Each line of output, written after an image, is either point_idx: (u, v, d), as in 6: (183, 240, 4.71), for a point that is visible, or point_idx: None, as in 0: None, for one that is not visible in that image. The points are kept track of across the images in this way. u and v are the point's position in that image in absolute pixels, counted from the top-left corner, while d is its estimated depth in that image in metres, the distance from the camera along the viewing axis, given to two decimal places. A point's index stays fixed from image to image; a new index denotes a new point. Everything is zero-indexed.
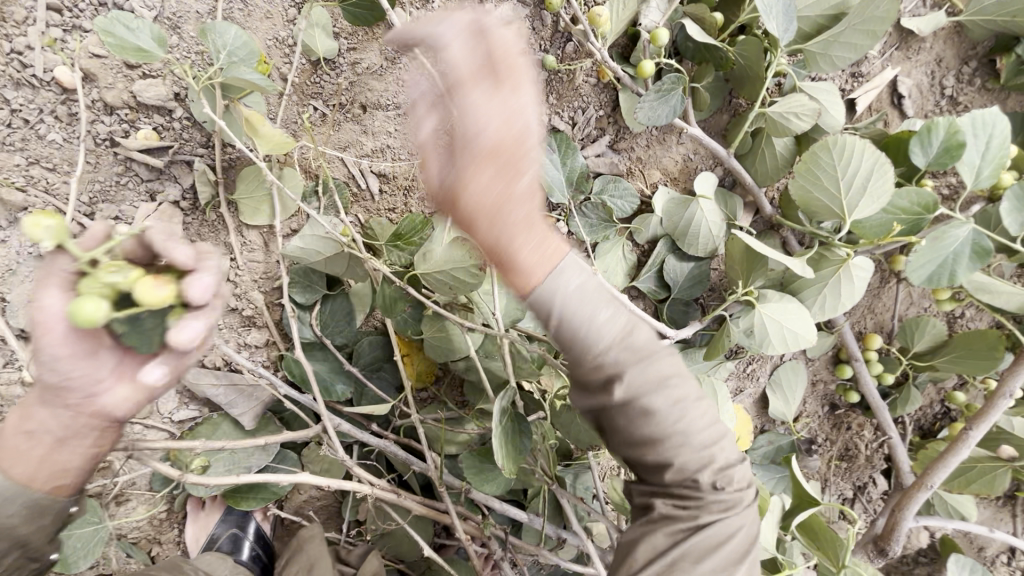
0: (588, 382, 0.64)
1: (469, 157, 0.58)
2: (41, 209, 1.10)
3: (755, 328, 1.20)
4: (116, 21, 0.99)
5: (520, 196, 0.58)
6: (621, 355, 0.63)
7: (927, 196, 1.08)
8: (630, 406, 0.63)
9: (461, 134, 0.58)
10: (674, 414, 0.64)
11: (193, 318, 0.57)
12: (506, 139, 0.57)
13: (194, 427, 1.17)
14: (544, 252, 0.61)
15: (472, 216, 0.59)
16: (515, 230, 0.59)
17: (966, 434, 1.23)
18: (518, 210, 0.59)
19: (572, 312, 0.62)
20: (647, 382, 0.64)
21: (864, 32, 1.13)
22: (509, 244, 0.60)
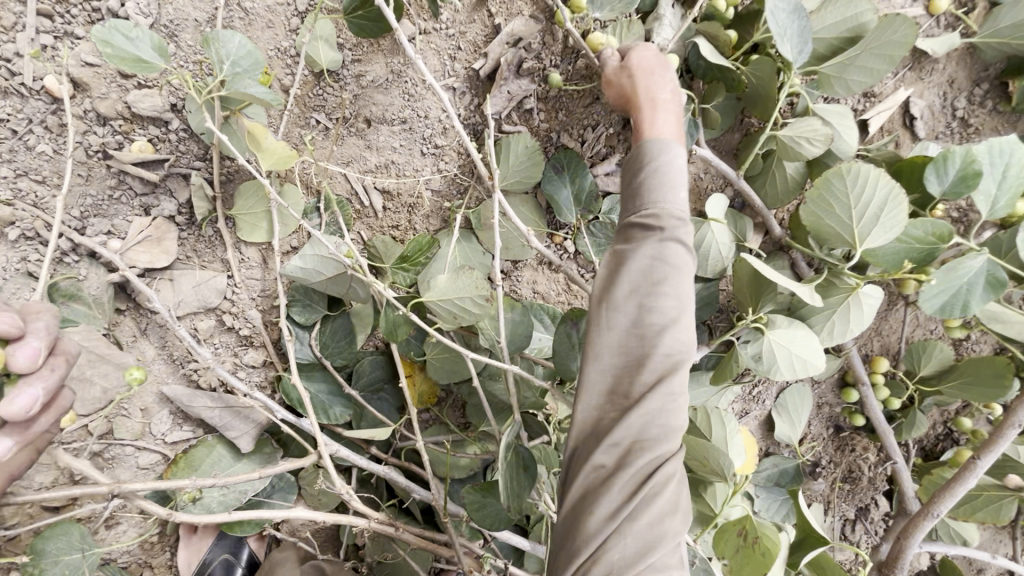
0: (637, 227, 0.80)
1: (640, 68, 0.94)
2: (29, 223, 1.04)
3: (763, 355, 1.17)
4: (114, 30, 0.95)
5: (662, 100, 0.89)
6: (677, 220, 0.79)
7: (942, 227, 1.06)
8: (652, 272, 0.78)
9: (637, 63, 0.96)
10: (672, 315, 0.77)
11: (30, 385, 0.69)
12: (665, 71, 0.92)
13: (189, 449, 1.13)
14: (665, 126, 0.86)
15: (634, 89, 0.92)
16: (657, 99, 0.89)
17: (973, 463, 1.22)
18: (667, 90, 0.90)
19: (663, 168, 0.81)
20: (673, 263, 0.78)
21: (882, 57, 1.12)
22: (651, 103, 0.89)
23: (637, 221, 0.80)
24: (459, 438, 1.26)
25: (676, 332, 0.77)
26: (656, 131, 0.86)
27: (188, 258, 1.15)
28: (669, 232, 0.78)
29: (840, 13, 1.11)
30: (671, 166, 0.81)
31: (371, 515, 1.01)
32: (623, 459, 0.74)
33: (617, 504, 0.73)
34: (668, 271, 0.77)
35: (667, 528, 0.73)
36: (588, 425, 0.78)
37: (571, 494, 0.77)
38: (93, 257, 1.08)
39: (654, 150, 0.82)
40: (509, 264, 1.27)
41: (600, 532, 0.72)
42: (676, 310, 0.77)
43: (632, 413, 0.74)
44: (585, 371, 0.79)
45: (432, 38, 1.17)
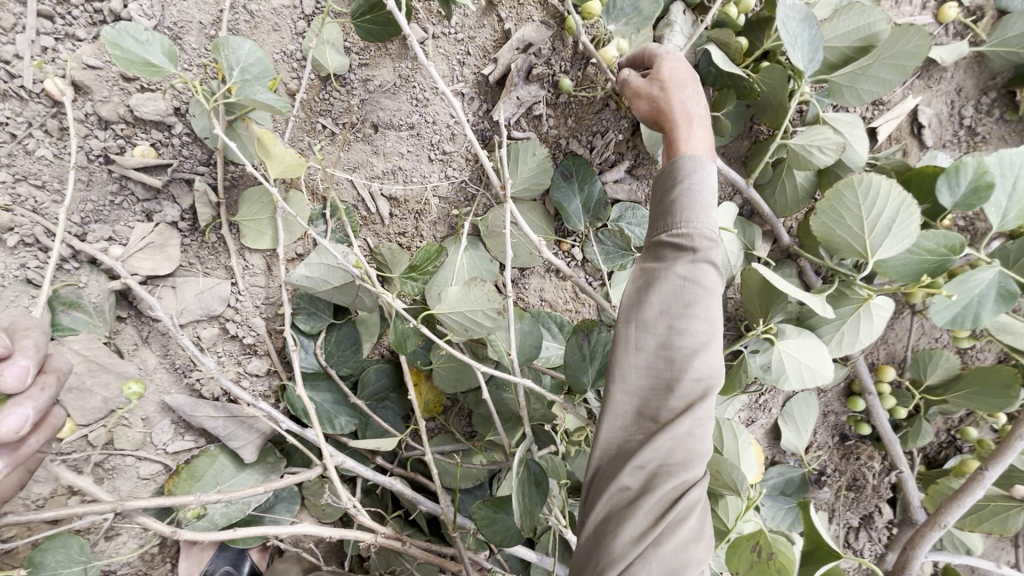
0: (669, 246, 0.81)
1: (673, 74, 0.92)
2: (28, 229, 1.01)
3: (773, 365, 1.16)
4: (125, 33, 0.93)
5: (696, 114, 0.89)
6: (710, 241, 0.80)
7: (955, 238, 1.05)
8: (684, 294, 0.78)
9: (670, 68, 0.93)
10: (702, 339, 0.77)
11: (21, 404, 0.68)
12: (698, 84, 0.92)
13: (191, 460, 1.11)
14: (700, 143, 0.86)
15: (665, 102, 0.91)
16: (689, 114, 0.88)
17: (981, 474, 1.22)
18: (700, 105, 0.90)
19: (698, 189, 0.81)
20: (705, 286, 0.78)
21: (895, 66, 1.10)
22: (683, 118, 0.88)
23: (669, 241, 0.81)
24: (466, 447, 1.25)
25: (706, 356, 0.77)
26: (689, 149, 0.86)
27: (191, 265, 1.13)
28: (701, 253, 0.79)
29: (852, 22, 1.11)
30: (704, 185, 0.81)
31: (378, 528, 1.00)
32: (648, 483, 0.73)
33: (642, 529, 0.72)
34: (700, 294, 0.78)
35: (691, 555, 0.72)
36: (613, 445, 0.78)
37: (593, 517, 0.76)
38: (93, 264, 1.06)
39: (688, 168, 0.82)
40: (516, 272, 1.26)
41: (624, 557, 0.71)
42: (707, 335, 0.78)
43: (660, 436, 0.74)
44: (612, 390, 0.79)
45: (441, 42, 1.15)
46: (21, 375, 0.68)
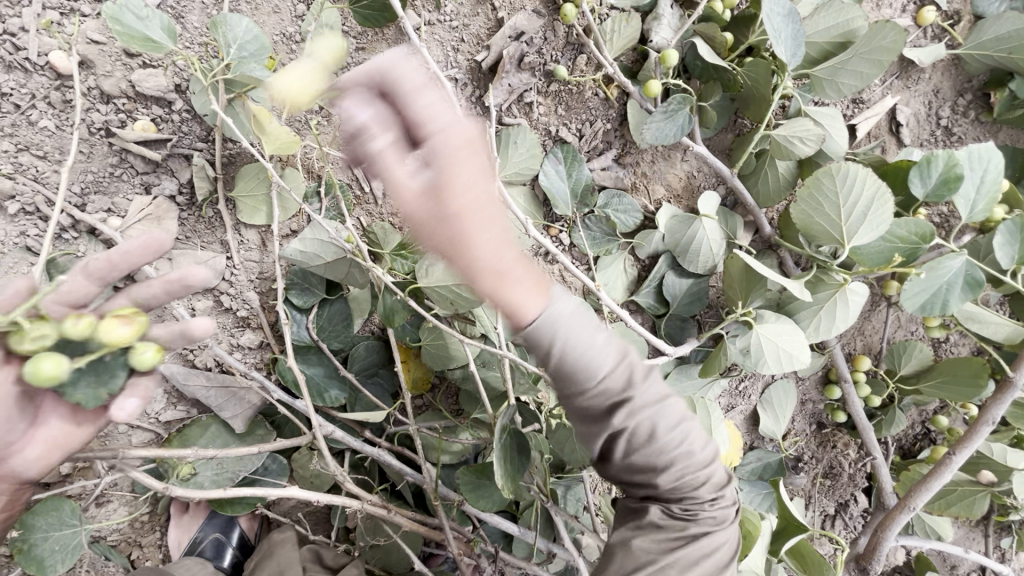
0: (594, 407, 0.70)
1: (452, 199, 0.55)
2: (29, 197, 1.05)
3: (751, 348, 1.21)
4: (125, 9, 0.96)
5: (499, 238, 0.59)
6: (631, 379, 0.70)
7: (924, 226, 1.10)
8: (634, 426, 0.70)
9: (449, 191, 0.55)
10: (677, 439, 0.73)
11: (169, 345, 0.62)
12: (485, 203, 0.57)
13: (184, 427, 1.14)
14: (528, 285, 0.63)
15: (463, 249, 0.57)
16: (514, 268, 0.61)
17: (948, 458, 1.26)
18: (505, 242, 0.59)
19: (575, 345, 0.67)
20: (652, 406, 0.71)
21: (872, 61, 1.14)
22: (507, 280, 0.61)
23: (592, 406, 0.70)
24: (452, 424, 1.28)
25: (671, 437, 0.72)
26: (526, 313, 0.64)
27: (187, 238, 1.16)
28: (629, 391, 0.70)
29: (833, 18, 1.14)
30: (574, 348, 0.67)
31: (365, 495, 1.06)
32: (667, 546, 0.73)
33: None
34: (646, 408, 0.71)
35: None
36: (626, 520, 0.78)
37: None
38: (92, 234, 1.10)
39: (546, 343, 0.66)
40: None
41: None
42: (678, 431, 0.73)
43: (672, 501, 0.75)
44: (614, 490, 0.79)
45: (436, 29, 1.19)
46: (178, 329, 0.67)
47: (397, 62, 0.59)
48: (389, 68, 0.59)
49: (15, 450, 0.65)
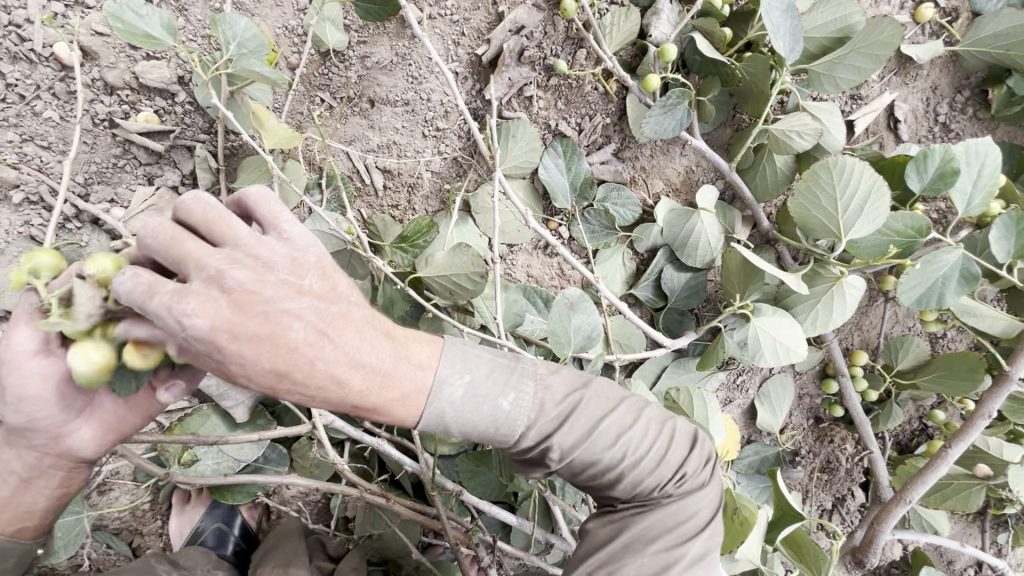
0: (528, 455, 0.77)
1: (283, 377, 0.60)
2: (33, 187, 1.07)
3: (748, 341, 1.22)
4: (125, 7, 0.97)
5: (331, 356, 0.62)
6: (553, 427, 0.75)
7: (920, 220, 1.10)
8: (568, 449, 0.76)
9: (273, 372, 0.60)
10: (619, 449, 0.76)
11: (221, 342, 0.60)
12: (289, 359, 0.60)
13: (184, 417, 1.15)
14: (407, 367, 0.68)
15: (314, 395, 0.63)
16: (379, 378, 0.66)
17: (944, 451, 1.27)
18: (354, 374, 0.64)
19: (474, 418, 0.72)
20: (586, 435, 0.76)
21: (869, 55, 1.15)
22: (384, 399, 0.66)
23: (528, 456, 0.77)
24: None
25: (606, 440, 0.76)
26: (412, 415, 0.69)
27: None
28: (555, 435, 0.75)
29: (831, 13, 1.16)
30: (469, 420, 0.72)
31: (364, 484, 1.07)
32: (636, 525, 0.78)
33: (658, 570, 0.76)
34: (574, 429, 0.75)
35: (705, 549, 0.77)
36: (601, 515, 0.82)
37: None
38: (95, 224, 1.11)
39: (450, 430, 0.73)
40: (504, 247, 1.31)
41: None
42: (618, 438, 0.77)
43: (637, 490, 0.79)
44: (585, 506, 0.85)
45: (437, 23, 1.20)
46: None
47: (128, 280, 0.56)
48: (158, 251, 0.60)
49: (73, 430, 0.73)
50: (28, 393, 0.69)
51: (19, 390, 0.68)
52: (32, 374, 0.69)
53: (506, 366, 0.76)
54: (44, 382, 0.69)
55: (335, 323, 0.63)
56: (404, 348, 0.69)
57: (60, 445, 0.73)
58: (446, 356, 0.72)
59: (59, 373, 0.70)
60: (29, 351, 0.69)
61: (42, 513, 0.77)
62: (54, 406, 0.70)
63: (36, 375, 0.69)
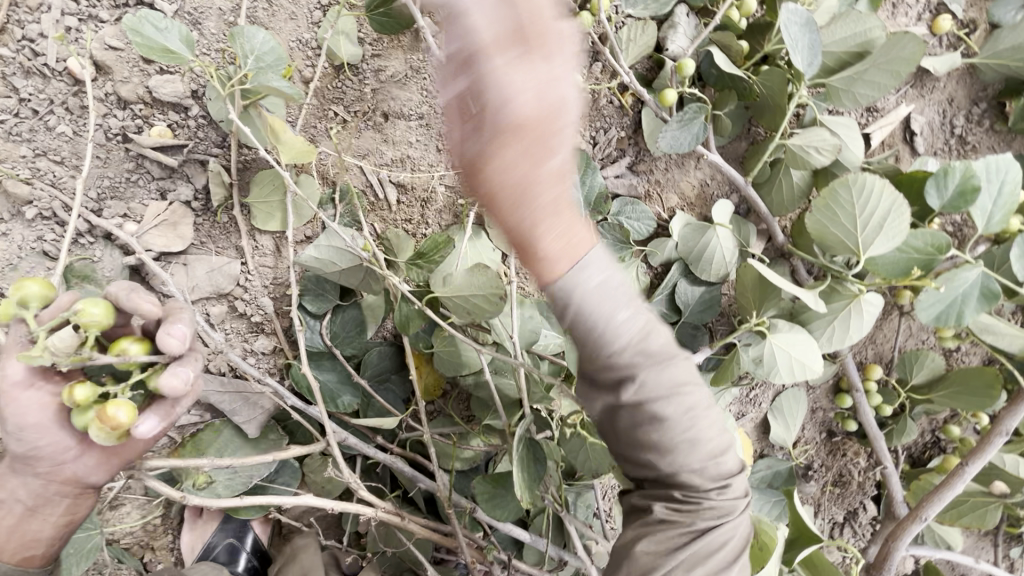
0: (605, 375, 0.71)
1: (491, 137, 0.57)
2: (46, 203, 1.06)
3: (764, 358, 1.20)
4: (145, 21, 0.98)
5: (554, 169, 0.58)
6: (644, 358, 0.70)
7: (941, 238, 1.09)
8: (640, 389, 0.71)
9: (491, 105, 0.57)
10: (684, 425, 0.72)
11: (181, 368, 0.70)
12: (530, 118, 0.57)
13: (197, 433, 1.15)
14: (569, 240, 0.63)
15: (497, 209, 0.59)
16: (560, 224, 0.61)
17: (961, 468, 1.26)
18: (550, 190, 0.59)
19: (592, 311, 0.67)
20: (664, 390, 0.71)
21: (889, 72, 1.14)
22: (548, 237, 0.61)
23: (602, 375, 0.71)
24: (464, 431, 1.28)
25: (681, 416, 0.73)
26: (553, 275, 0.64)
27: (202, 244, 1.16)
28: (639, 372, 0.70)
29: (849, 28, 1.15)
30: (590, 311, 0.67)
31: (377, 502, 1.08)
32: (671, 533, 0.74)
33: None
34: (655, 376, 0.71)
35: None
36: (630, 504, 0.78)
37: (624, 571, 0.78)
38: (108, 239, 1.10)
39: (563, 300, 0.66)
40: (517, 261, 1.30)
41: None
42: (687, 417, 0.73)
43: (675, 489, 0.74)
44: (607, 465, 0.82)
45: None
46: (184, 340, 0.70)
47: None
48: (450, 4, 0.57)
49: (76, 457, 0.76)
50: (27, 422, 0.72)
51: (19, 421, 0.71)
52: (32, 403, 0.72)
53: (633, 290, 0.71)
54: (44, 409, 0.73)
55: (558, 172, 0.59)
56: (577, 224, 0.64)
57: (66, 472, 0.76)
58: (599, 253, 0.67)
59: (56, 401, 0.73)
60: (24, 381, 0.72)
61: (50, 541, 0.79)
62: (56, 434, 0.74)
63: (35, 405, 0.72)
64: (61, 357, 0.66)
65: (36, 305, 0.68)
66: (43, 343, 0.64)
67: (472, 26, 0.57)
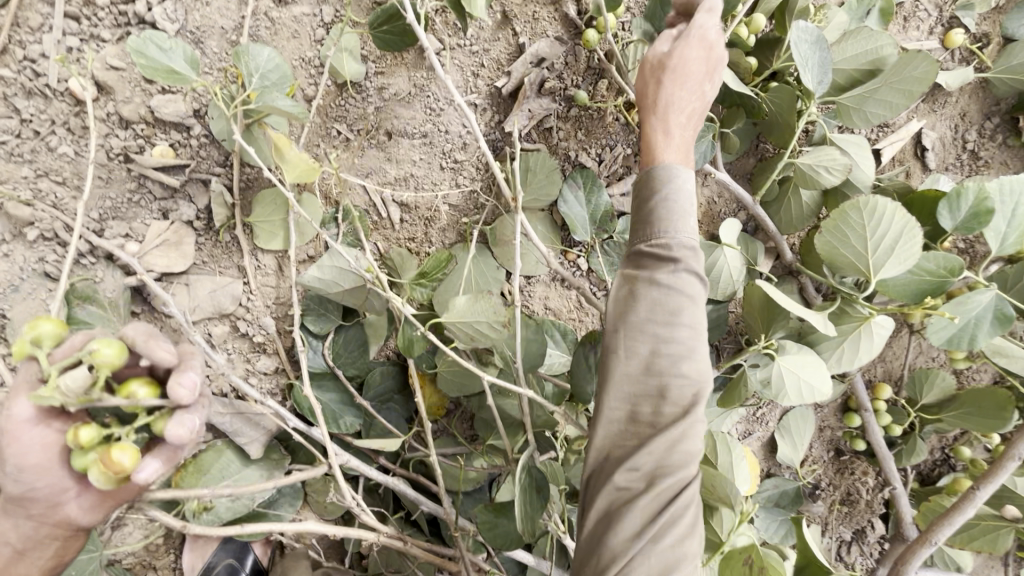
0: (649, 258, 0.84)
1: (681, 60, 0.90)
2: (48, 224, 1.05)
3: (772, 380, 1.17)
4: (149, 42, 0.96)
5: (692, 99, 0.91)
6: (688, 253, 0.83)
7: (954, 260, 1.07)
8: (668, 303, 0.81)
9: (681, 61, 0.90)
10: (686, 347, 0.80)
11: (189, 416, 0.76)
12: (702, 67, 0.90)
13: (198, 454, 1.12)
14: (680, 148, 0.89)
15: (661, 84, 0.91)
16: (680, 128, 0.89)
17: (973, 493, 1.23)
18: (683, 116, 0.90)
19: (677, 200, 0.84)
20: (687, 295, 0.82)
21: (900, 91, 1.12)
22: (671, 131, 0.88)
23: (648, 251, 0.84)
24: (467, 450, 1.26)
25: (692, 361, 0.80)
26: (660, 156, 0.87)
27: (204, 264, 1.15)
28: (680, 264, 0.82)
29: (860, 45, 1.12)
30: (680, 197, 0.84)
31: (379, 527, 1.05)
32: (648, 476, 0.78)
33: (640, 521, 0.76)
34: (684, 301, 0.81)
35: (686, 541, 0.77)
36: (606, 449, 0.82)
37: (596, 509, 0.80)
38: (109, 260, 1.09)
39: (662, 178, 0.85)
40: (521, 279, 1.28)
41: (627, 553, 0.75)
42: (690, 342, 0.81)
43: (655, 439, 0.77)
44: (604, 399, 0.82)
45: (456, 54, 1.17)
46: (194, 390, 0.76)
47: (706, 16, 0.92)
48: (697, 28, 0.92)
49: (70, 499, 0.78)
50: (26, 464, 0.73)
51: (19, 461, 0.73)
52: (33, 443, 0.74)
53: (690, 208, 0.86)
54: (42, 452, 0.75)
55: (696, 112, 0.91)
56: (687, 152, 0.90)
57: (58, 515, 0.78)
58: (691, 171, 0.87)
59: (57, 441, 0.76)
60: (27, 421, 0.74)
61: None
62: (54, 475, 0.75)
63: (37, 444, 0.74)
64: (69, 399, 0.68)
65: (48, 343, 0.71)
66: (55, 384, 0.67)
67: (700, 31, 0.91)
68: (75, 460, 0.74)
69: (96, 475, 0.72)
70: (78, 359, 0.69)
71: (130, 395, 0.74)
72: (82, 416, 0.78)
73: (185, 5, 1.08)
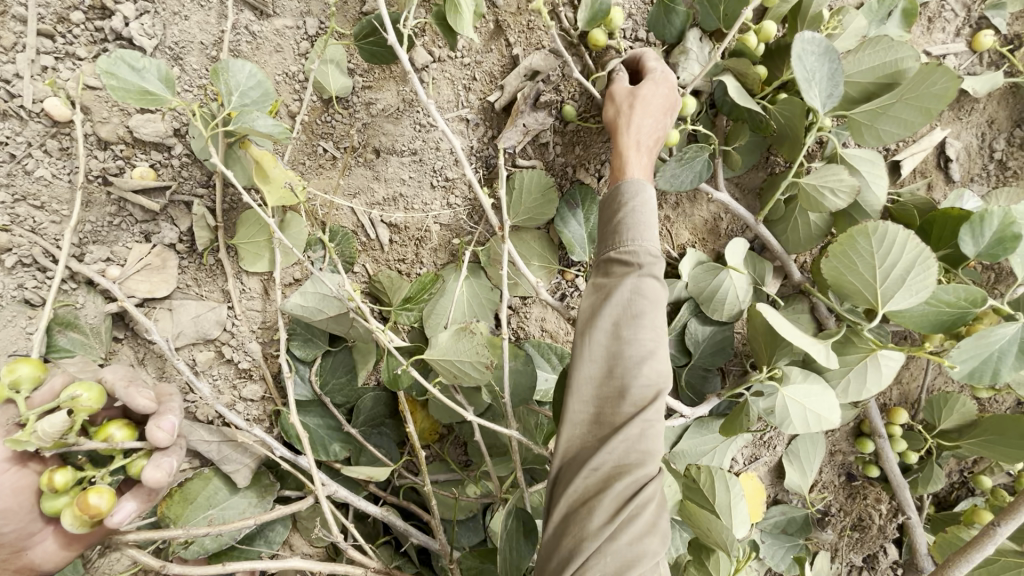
0: (620, 263, 0.83)
1: (641, 91, 0.95)
2: (26, 250, 1.01)
3: (776, 410, 1.10)
4: (121, 61, 0.90)
5: (655, 122, 0.94)
6: (654, 258, 0.82)
7: (975, 291, 1.00)
8: (632, 306, 0.80)
9: (643, 91, 0.95)
10: (649, 347, 0.79)
11: (166, 456, 0.77)
12: (664, 101, 0.96)
13: (184, 483, 1.06)
14: (644, 169, 0.91)
15: (624, 110, 0.95)
16: (639, 145, 0.92)
17: (993, 529, 1.11)
18: (648, 136, 0.93)
19: (644, 214, 0.84)
20: (651, 297, 0.80)
21: (918, 108, 1.02)
22: (631, 147, 0.92)
23: (616, 257, 0.83)
24: (460, 478, 1.21)
25: (654, 363, 0.79)
26: (626, 173, 0.89)
27: (188, 288, 1.12)
28: (646, 268, 0.81)
29: (879, 56, 1.05)
30: (646, 208, 0.85)
31: (368, 562, 1.02)
32: (608, 476, 0.75)
33: (601, 522, 0.73)
34: (647, 305, 0.80)
35: (647, 545, 0.73)
36: (568, 453, 0.79)
37: (556, 513, 0.77)
38: (90, 285, 1.05)
39: (629, 192, 0.85)
40: (517, 300, 1.24)
41: (582, 552, 0.73)
42: (654, 343, 0.80)
43: (613, 439, 0.75)
44: (568, 402, 0.80)
45: (447, 66, 1.14)
46: (173, 432, 0.77)
47: (656, 57, 1.00)
48: (655, 64, 1.00)
49: (37, 541, 0.79)
50: None
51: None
52: (5, 488, 0.74)
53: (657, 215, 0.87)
54: (14, 498, 0.74)
55: (658, 135, 0.95)
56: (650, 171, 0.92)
57: (23, 559, 0.78)
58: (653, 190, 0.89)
59: (31, 487, 0.76)
60: (1, 464, 0.74)
61: None
62: (22, 519, 0.76)
63: (8, 488, 0.74)
64: (44, 443, 0.68)
65: (28, 387, 0.73)
66: (32, 428, 0.67)
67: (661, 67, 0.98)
68: (45, 502, 0.73)
69: (69, 517, 0.72)
70: (57, 404, 0.69)
71: (108, 438, 0.75)
72: (56, 458, 0.79)
73: (164, 19, 1.04)
